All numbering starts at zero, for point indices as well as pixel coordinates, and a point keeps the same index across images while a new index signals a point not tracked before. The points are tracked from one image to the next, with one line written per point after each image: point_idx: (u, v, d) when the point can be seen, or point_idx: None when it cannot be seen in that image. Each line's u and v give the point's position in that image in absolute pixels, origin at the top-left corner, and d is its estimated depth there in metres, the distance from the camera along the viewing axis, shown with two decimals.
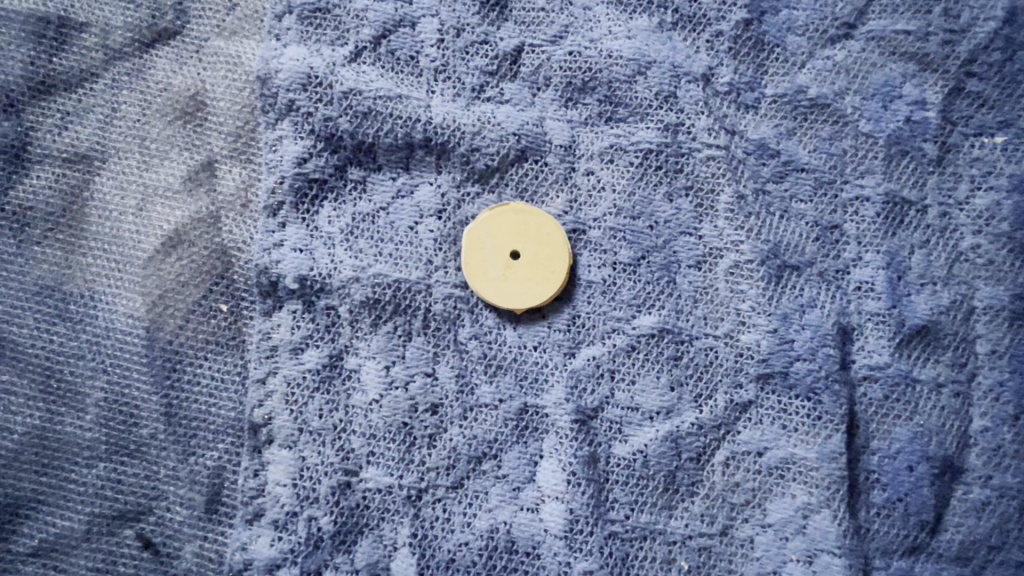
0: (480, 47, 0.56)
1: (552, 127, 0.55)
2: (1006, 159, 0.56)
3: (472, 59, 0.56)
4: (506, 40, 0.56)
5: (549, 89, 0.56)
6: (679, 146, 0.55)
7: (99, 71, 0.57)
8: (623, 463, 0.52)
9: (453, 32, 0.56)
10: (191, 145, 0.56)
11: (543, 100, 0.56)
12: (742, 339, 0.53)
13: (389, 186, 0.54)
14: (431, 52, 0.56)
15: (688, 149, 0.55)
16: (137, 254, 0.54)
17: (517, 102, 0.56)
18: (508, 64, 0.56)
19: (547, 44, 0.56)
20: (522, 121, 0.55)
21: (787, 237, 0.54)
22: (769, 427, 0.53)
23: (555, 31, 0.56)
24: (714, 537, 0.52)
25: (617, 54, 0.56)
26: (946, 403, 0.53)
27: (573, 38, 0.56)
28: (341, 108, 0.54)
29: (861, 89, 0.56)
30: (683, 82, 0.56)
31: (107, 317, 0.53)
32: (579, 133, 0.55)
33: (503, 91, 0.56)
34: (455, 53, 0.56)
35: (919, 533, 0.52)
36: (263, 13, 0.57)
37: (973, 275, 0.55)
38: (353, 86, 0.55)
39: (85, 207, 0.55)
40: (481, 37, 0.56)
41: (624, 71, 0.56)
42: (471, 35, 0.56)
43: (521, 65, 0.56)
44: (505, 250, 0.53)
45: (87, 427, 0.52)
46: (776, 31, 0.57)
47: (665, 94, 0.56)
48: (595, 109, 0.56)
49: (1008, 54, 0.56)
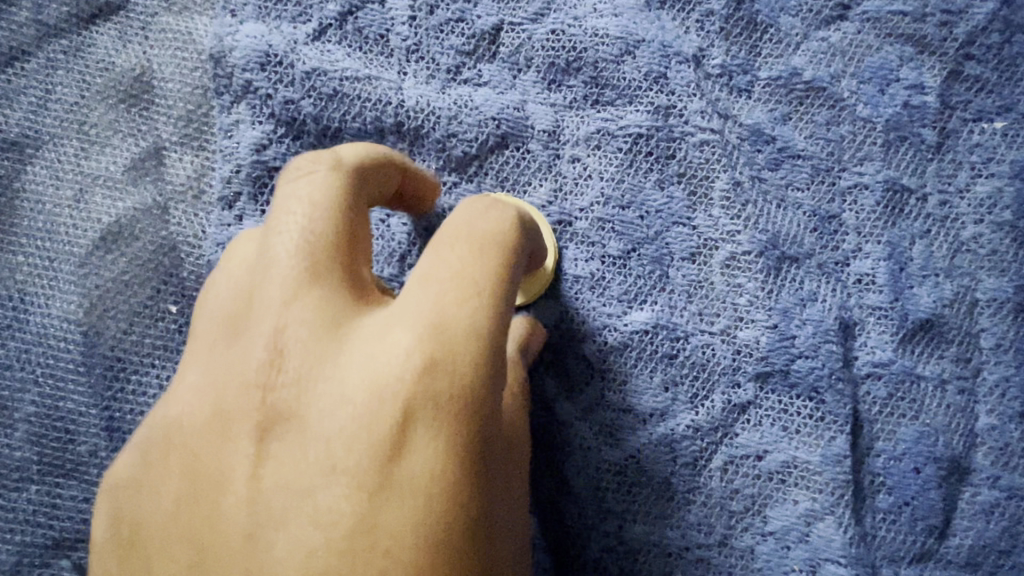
0: (456, 25, 0.52)
1: (535, 112, 0.52)
2: (1008, 144, 0.53)
3: (447, 38, 0.52)
4: (483, 18, 0.52)
5: (530, 72, 0.52)
6: (671, 130, 0.52)
7: (30, 49, 0.51)
8: (615, 469, 0.49)
9: (426, 9, 0.52)
10: (135, 131, 0.51)
11: (523, 83, 0.52)
12: (740, 335, 0.50)
13: None
14: (403, 30, 0.52)
15: (680, 133, 0.52)
16: (75, 250, 0.49)
17: (496, 85, 0.52)
18: (486, 44, 0.52)
19: (527, 23, 0.52)
20: (501, 105, 0.51)
21: (785, 226, 0.51)
22: (769, 429, 0.49)
23: (536, 9, 0.53)
24: (712, 549, 0.48)
25: (603, 32, 0.52)
26: (952, 400, 0.51)
27: (556, 15, 0.53)
28: (304, 90, 0.50)
29: (857, 72, 0.54)
30: (674, 63, 0.52)
31: (40, 321, 0.48)
32: (563, 118, 0.52)
33: (480, 72, 0.52)
34: (429, 32, 0.52)
35: (927, 539, 0.49)
36: None
37: (976, 266, 0.52)
38: (317, 66, 0.50)
39: (16, 200, 0.49)
40: (456, 14, 0.52)
41: (611, 50, 0.52)
42: (446, 12, 0.52)
43: (499, 45, 0.52)
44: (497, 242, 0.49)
45: (16, 445, 0.47)
46: (770, 11, 0.54)
47: (656, 75, 0.52)
48: (580, 91, 0.52)
49: (1006, 35, 0.54)
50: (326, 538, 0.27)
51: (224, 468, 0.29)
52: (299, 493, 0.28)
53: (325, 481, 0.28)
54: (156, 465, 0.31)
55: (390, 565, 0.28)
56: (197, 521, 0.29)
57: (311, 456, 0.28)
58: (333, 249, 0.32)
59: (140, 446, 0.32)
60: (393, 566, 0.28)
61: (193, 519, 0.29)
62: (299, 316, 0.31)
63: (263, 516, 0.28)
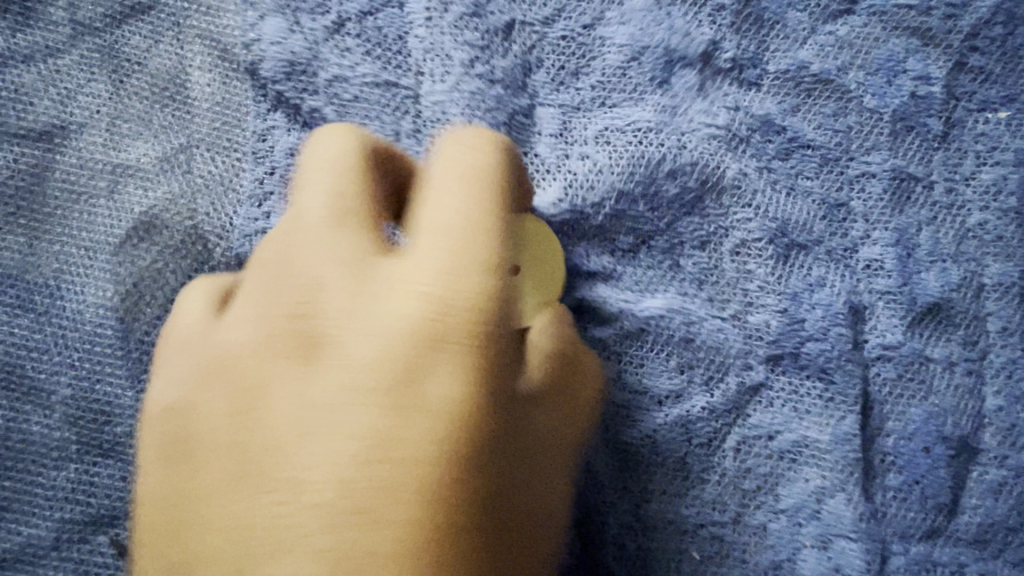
0: (470, 20, 0.53)
1: (542, 115, 0.54)
2: (1012, 133, 0.55)
3: (460, 33, 0.53)
4: (497, 15, 0.54)
5: (540, 73, 0.54)
6: (676, 128, 0.53)
7: (65, 47, 0.53)
8: (631, 449, 0.50)
9: (441, 7, 0.53)
10: (167, 126, 0.52)
11: (534, 85, 0.54)
12: (752, 320, 0.51)
13: None
14: (421, 33, 0.53)
15: (688, 130, 0.54)
16: (109, 239, 0.50)
17: (508, 84, 0.53)
18: (500, 40, 0.54)
19: (539, 26, 0.54)
20: (513, 109, 0.53)
21: (796, 214, 0.53)
22: (781, 410, 0.51)
23: (548, 11, 0.54)
24: (726, 526, 0.49)
25: (610, 41, 0.54)
26: (959, 381, 0.52)
27: (566, 23, 0.54)
28: (326, 96, 0.52)
29: (864, 65, 0.55)
30: (677, 69, 0.54)
31: (76, 308, 0.49)
32: (570, 120, 0.54)
33: (494, 69, 0.53)
34: (443, 28, 0.53)
35: (936, 517, 0.50)
36: None
37: (981, 252, 0.53)
38: (338, 74, 0.52)
39: (51, 191, 0.51)
40: (470, 9, 0.54)
41: (618, 58, 0.54)
42: (460, 9, 0.54)
43: (512, 43, 0.54)
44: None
45: (54, 427, 0.48)
46: (778, 6, 0.55)
47: (660, 80, 0.54)
48: (588, 93, 0.54)
49: (1012, 27, 0.55)
50: (358, 438, 0.32)
51: (268, 388, 0.35)
52: (330, 409, 0.33)
53: (352, 391, 0.33)
54: (208, 388, 0.37)
55: (406, 473, 0.32)
56: (245, 433, 0.34)
57: (346, 377, 0.34)
58: (351, 199, 0.38)
59: (192, 375, 0.38)
60: (407, 476, 0.32)
61: (241, 435, 0.34)
62: (327, 263, 0.36)
63: (297, 425, 0.33)
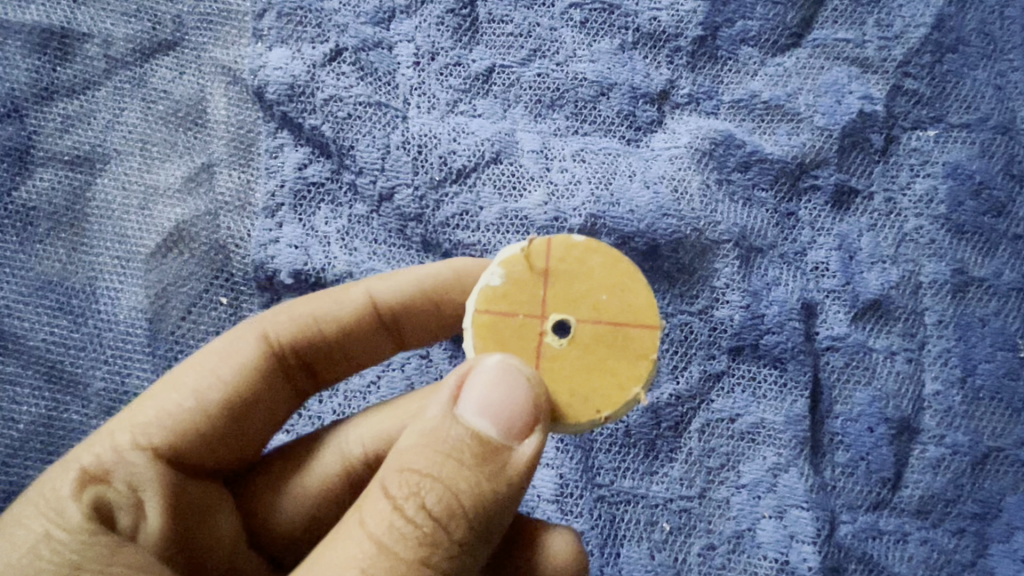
0: (454, 68, 0.60)
1: (523, 138, 0.60)
2: (940, 149, 0.61)
3: (447, 79, 0.60)
4: (478, 62, 0.61)
5: (518, 106, 0.61)
6: (640, 155, 0.61)
7: (101, 79, 0.59)
8: (607, 431, 0.56)
9: (428, 56, 0.60)
10: (190, 149, 0.59)
11: (513, 115, 0.60)
12: (716, 314, 0.58)
13: (371, 190, 0.57)
14: (408, 72, 0.60)
15: (650, 156, 0.60)
16: (141, 249, 0.57)
17: (489, 116, 0.60)
18: (481, 83, 0.61)
19: (516, 66, 0.61)
20: (495, 130, 0.59)
21: (751, 222, 0.59)
22: (740, 395, 0.57)
23: (524, 53, 0.61)
24: (693, 500, 0.55)
25: (582, 76, 0.61)
26: (900, 369, 0.58)
27: (541, 60, 0.61)
28: (323, 116, 0.58)
29: (812, 89, 0.62)
30: (641, 103, 0.61)
31: (110, 310, 0.56)
32: (549, 142, 0.60)
33: (476, 106, 0.60)
34: (431, 74, 0.60)
35: (881, 489, 0.56)
36: (246, 16, 0.61)
37: (918, 254, 0.60)
38: (333, 93, 0.58)
39: (88, 208, 0.57)
40: (454, 59, 0.61)
41: (589, 92, 0.61)
42: (445, 58, 0.61)
43: (492, 84, 0.61)
44: (597, 387, 0.38)
45: (90, 416, 0.54)
46: (730, 45, 0.63)
47: (626, 112, 0.61)
48: (563, 122, 0.61)
49: (937, 56, 0.63)
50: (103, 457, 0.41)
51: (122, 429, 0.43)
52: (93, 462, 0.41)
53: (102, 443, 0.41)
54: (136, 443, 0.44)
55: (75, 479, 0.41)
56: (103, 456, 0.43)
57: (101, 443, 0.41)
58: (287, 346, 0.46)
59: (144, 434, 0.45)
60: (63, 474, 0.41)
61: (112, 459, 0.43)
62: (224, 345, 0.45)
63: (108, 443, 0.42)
